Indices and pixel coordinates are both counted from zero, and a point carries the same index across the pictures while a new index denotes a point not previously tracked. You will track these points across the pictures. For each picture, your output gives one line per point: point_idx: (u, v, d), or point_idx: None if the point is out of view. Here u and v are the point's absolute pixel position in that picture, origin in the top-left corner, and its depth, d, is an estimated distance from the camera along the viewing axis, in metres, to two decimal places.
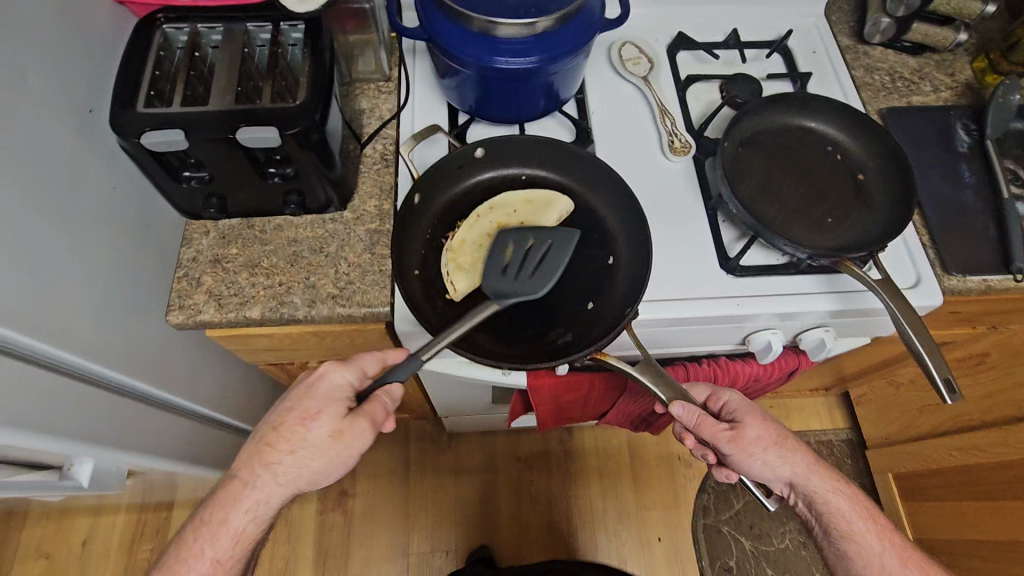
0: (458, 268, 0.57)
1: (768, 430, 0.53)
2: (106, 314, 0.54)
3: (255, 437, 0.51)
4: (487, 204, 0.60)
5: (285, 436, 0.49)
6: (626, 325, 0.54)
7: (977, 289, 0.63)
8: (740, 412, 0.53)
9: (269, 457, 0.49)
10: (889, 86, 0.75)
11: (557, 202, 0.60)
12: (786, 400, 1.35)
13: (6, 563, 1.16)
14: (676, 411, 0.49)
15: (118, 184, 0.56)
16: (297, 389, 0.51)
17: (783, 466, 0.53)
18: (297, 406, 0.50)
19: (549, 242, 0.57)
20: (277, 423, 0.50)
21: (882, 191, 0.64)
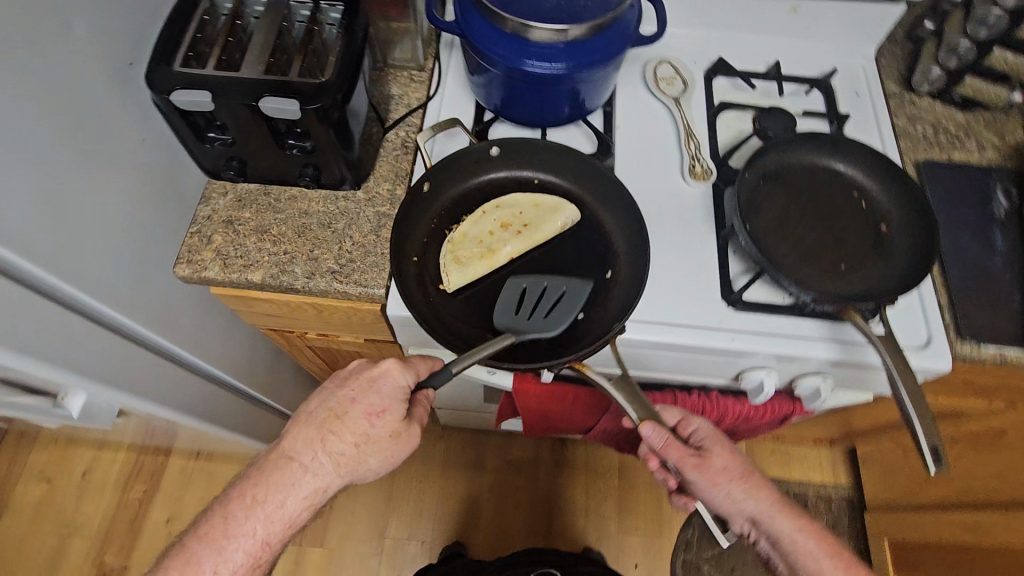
0: (455, 260, 0.58)
1: (734, 461, 0.51)
2: (120, 258, 0.57)
3: (313, 422, 0.52)
4: (494, 202, 0.62)
5: (351, 428, 0.52)
6: (611, 340, 0.54)
7: (991, 360, 0.60)
8: (708, 441, 0.52)
9: (333, 446, 0.52)
10: (930, 139, 0.72)
11: (564, 210, 0.60)
12: (789, 447, 1.31)
13: (10, 480, 1.23)
14: (646, 431, 0.47)
15: (149, 137, 0.59)
16: (360, 381, 0.53)
17: (747, 500, 0.51)
18: (362, 399, 0.53)
19: (564, 288, 0.56)
20: (340, 412, 0.52)
21: (902, 244, 0.62)
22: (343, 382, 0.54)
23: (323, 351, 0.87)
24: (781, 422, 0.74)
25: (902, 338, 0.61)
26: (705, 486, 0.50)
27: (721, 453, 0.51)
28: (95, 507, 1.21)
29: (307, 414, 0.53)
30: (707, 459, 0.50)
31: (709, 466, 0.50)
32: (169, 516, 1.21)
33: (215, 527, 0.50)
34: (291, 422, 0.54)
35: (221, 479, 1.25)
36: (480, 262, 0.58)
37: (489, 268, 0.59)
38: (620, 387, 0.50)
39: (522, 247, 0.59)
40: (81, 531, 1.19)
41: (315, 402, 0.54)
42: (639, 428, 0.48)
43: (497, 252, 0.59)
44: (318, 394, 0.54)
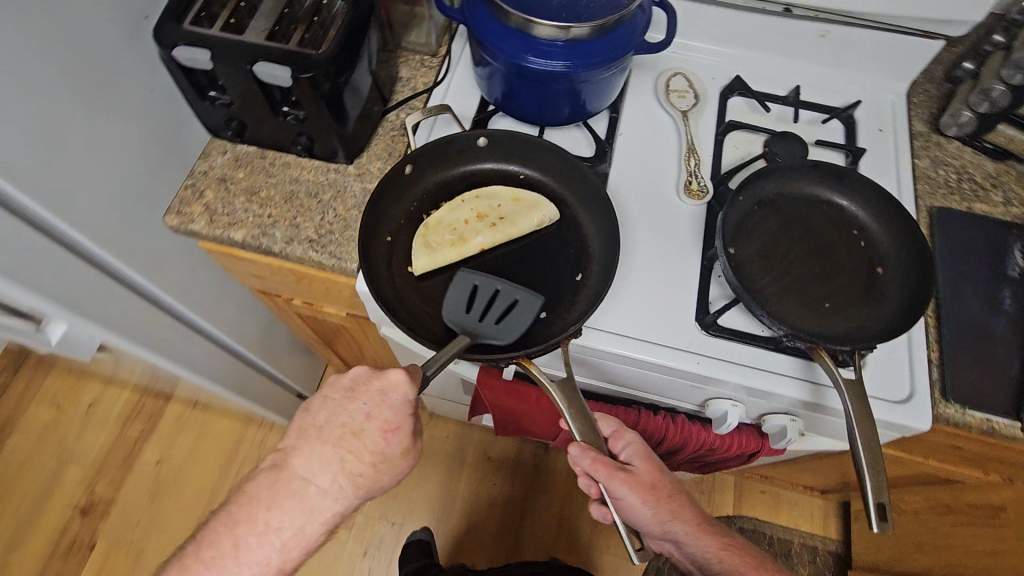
0: (425, 244, 0.59)
1: (658, 481, 0.53)
2: (116, 202, 0.60)
3: (327, 441, 0.52)
4: (474, 192, 0.63)
5: (368, 448, 0.52)
6: (563, 343, 0.53)
7: (977, 427, 0.57)
8: (636, 458, 0.54)
9: (351, 467, 0.52)
10: (952, 186, 0.68)
11: (542, 207, 0.61)
12: (780, 490, 1.26)
13: (23, 401, 1.30)
14: (577, 452, 0.48)
15: (158, 88, 0.62)
16: (371, 394, 0.53)
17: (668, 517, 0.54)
18: (375, 415, 0.53)
19: (515, 297, 0.54)
20: (353, 429, 0.52)
21: (896, 290, 0.58)
22: (350, 394, 0.54)
23: (311, 320, 0.89)
24: (749, 458, 0.71)
25: (873, 390, 0.58)
26: (631, 502, 0.52)
27: (647, 470, 0.54)
28: (94, 439, 1.28)
29: (317, 428, 0.53)
30: (634, 475, 0.52)
31: (635, 482, 0.52)
32: (160, 459, 1.26)
33: (225, 551, 0.50)
34: (300, 436, 0.53)
35: (213, 431, 1.29)
36: (449, 249, 0.59)
37: (458, 256, 0.59)
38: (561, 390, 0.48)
39: (493, 239, 0.60)
40: (78, 459, 1.26)
41: (324, 416, 0.53)
42: (570, 446, 0.48)
43: (468, 241, 0.60)
44: (326, 407, 0.54)
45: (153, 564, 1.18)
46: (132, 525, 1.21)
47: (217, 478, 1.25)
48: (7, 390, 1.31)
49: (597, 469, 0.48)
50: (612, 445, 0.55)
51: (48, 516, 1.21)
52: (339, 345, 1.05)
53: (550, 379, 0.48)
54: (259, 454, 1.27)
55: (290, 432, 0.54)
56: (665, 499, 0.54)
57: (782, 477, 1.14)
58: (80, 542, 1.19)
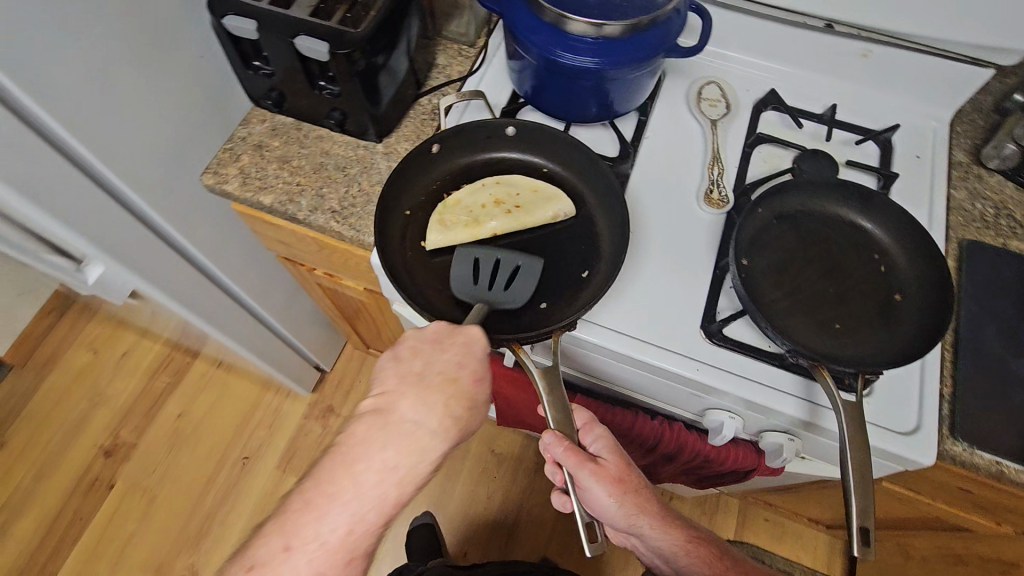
0: (440, 222, 0.62)
1: (627, 474, 0.54)
2: (159, 157, 0.64)
3: (427, 387, 0.50)
4: (496, 178, 0.65)
5: (465, 396, 0.51)
6: (559, 332, 0.54)
7: (984, 469, 0.54)
8: (606, 451, 0.55)
9: (451, 412, 0.51)
10: (988, 220, 0.66)
11: (559, 201, 0.62)
12: (784, 521, 1.23)
13: (65, 343, 1.38)
14: (552, 441, 0.48)
15: (208, 55, 0.66)
16: (456, 344, 0.51)
17: (635, 509, 0.55)
18: (467, 364, 0.50)
19: (518, 264, 0.56)
20: (449, 376, 0.50)
21: (911, 319, 0.57)
22: (439, 343, 0.51)
23: (332, 292, 0.92)
24: (745, 474, 0.71)
25: (874, 417, 0.56)
26: (597, 492, 0.53)
27: (615, 464, 0.54)
28: (124, 386, 1.35)
29: (414, 374, 0.51)
30: (603, 467, 0.53)
31: (604, 474, 0.52)
32: (181, 412, 1.33)
33: (343, 491, 0.49)
34: (398, 381, 0.51)
35: (233, 392, 1.35)
36: (462, 229, 0.61)
37: (470, 237, 0.61)
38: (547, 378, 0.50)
39: (507, 225, 0.62)
40: (108, 403, 1.33)
41: (419, 363, 0.51)
42: (546, 433, 0.49)
43: (481, 224, 0.62)
44: (418, 355, 0.51)
45: (164, 510, 1.24)
46: (149, 470, 1.27)
47: (232, 437, 1.31)
48: (52, 330, 1.39)
49: (570, 459, 0.48)
50: (581, 436, 0.55)
51: (75, 452, 1.28)
52: (358, 321, 1.08)
53: (536, 365, 0.50)
54: (273, 419, 1.32)
55: (385, 378, 0.51)
56: (631, 492, 0.55)
57: (788, 506, 1.11)
58: (101, 481, 1.26)
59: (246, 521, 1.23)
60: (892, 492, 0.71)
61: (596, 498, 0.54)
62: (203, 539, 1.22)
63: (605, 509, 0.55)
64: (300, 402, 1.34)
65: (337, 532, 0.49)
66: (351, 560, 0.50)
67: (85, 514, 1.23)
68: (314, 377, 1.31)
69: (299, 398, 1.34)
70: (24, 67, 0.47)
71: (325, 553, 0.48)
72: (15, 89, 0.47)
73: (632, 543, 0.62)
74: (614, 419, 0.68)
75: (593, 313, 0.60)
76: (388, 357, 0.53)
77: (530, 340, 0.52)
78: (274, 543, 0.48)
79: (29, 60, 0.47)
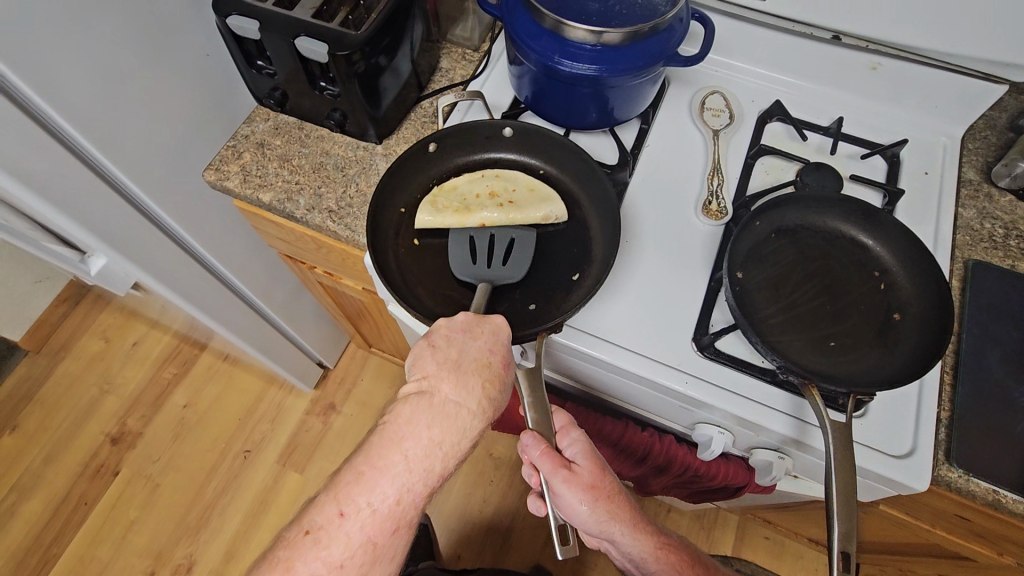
0: (432, 203, 0.62)
1: (603, 482, 0.54)
2: (164, 153, 0.65)
3: (466, 372, 0.47)
4: (496, 172, 0.65)
5: (499, 381, 0.48)
6: (547, 331, 0.54)
7: (980, 497, 0.53)
8: (581, 456, 0.55)
9: (490, 397, 0.47)
10: (996, 240, 0.64)
11: (552, 204, 0.62)
12: (785, 539, 1.20)
13: (79, 331, 1.42)
14: (528, 439, 0.50)
15: (214, 54, 0.67)
16: (486, 331, 0.50)
17: (608, 519, 0.55)
18: (498, 351, 0.49)
19: (512, 235, 0.61)
20: (483, 363, 0.48)
21: (910, 339, 0.55)
22: (470, 331, 0.49)
23: (333, 291, 0.93)
24: (737, 491, 0.70)
25: (868, 439, 0.54)
26: (568, 498, 0.52)
27: (589, 470, 0.54)
28: (133, 375, 1.37)
29: (450, 361, 0.47)
30: (576, 473, 0.52)
31: (576, 480, 0.52)
32: (187, 403, 1.35)
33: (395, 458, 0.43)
34: (437, 366, 0.47)
35: (238, 385, 1.37)
36: (452, 214, 0.61)
37: (458, 223, 0.61)
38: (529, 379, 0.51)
39: (497, 216, 0.62)
40: (117, 391, 1.36)
41: (454, 350, 0.48)
42: (523, 432, 0.50)
43: (471, 212, 0.62)
44: (451, 342, 0.48)
45: (166, 499, 1.26)
46: (154, 459, 1.29)
47: (235, 429, 1.32)
48: (67, 318, 1.43)
49: (544, 460, 0.49)
50: (559, 439, 0.56)
51: (83, 438, 1.31)
52: (360, 321, 1.09)
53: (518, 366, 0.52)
54: (276, 414, 1.34)
55: (422, 363, 0.47)
56: (604, 499, 0.54)
57: (787, 525, 1.09)
58: (106, 467, 1.29)
59: (245, 513, 1.25)
60: (890, 516, 0.69)
61: (567, 503, 0.53)
62: (202, 529, 1.23)
63: (576, 515, 0.54)
64: (302, 398, 1.35)
65: (388, 501, 0.42)
66: (398, 530, 0.43)
67: (90, 499, 1.26)
68: (317, 373, 1.32)
69: (302, 394, 1.35)
70: (31, 63, 0.48)
71: (377, 522, 0.42)
72: (21, 84, 0.48)
73: (608, 553, 0.61)
74: (603, 428, 0.67)
75: (584, 319, 0.59)
76: (420, 346, 0.48)
77: (518, 340, 0.52)
78: (326, 509, 0.42)
79: (36, 55, 0.49)
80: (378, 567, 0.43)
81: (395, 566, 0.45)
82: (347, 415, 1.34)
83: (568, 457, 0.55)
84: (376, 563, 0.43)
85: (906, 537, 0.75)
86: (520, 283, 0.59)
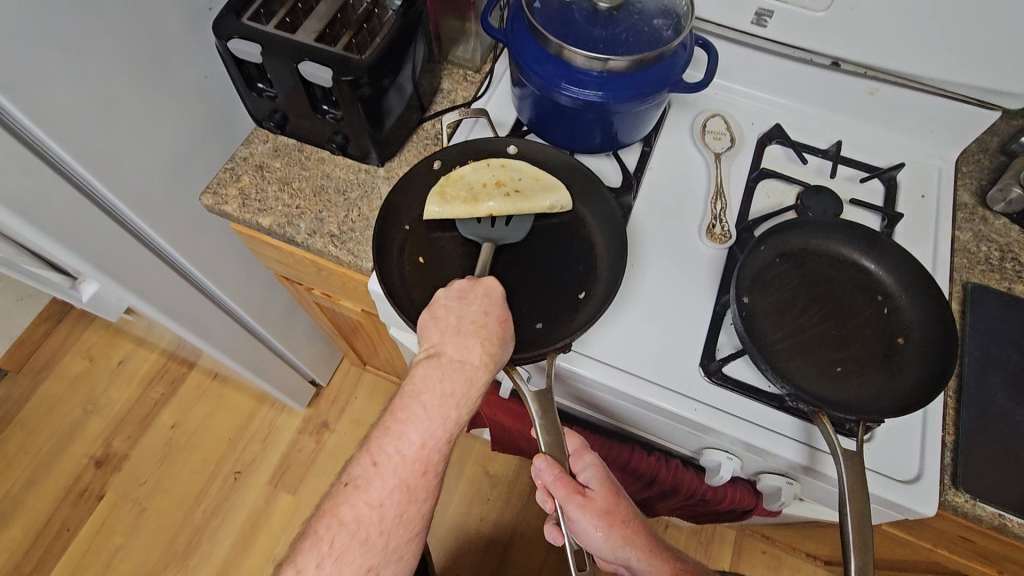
0: (440, 195, 0.62)
1: (617, 508, 0.53)
2: (159, 173, 0.64)
3: (465, 334, 0.49)
4: (501, 160, 0.65)
5: (500, 338, 0.50)
6: (554, 352, 0.54)
7: (986, 521, 0.53)
8: (595, 481, 0.54)
9: (492, 353, 0.49)
10: (993, 263, 0.65)
11: (557, 192, 0.63)
12: (782, 553, 1.20)
13: (61, 350, 1.37)
14: (540, 464, 0.49)
15: (213, 75, 0.66)
16: (479, 295, 0.51)
17: (623, 547, 0.54)
18: (493, 311, 0.51)
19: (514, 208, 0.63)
20: (481, 324, 0.50)
21: (916, 365, 0.56)
22: (464, 297, 0.51)
23: (329, 311, 0.92)
24: (743, 513, 0.70)
25: (876, 464, 0.54)
26: (582, 523, 0.52)
27: (603, 495, 0.53)
28: (118, 395, 1.34)
29: (451, 327, 0.50)
30: (590, 498, 0.52)
31: (591, 506, 0.51)
32: (174, 423, 1.31)
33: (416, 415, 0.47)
34: (441, 335, 0.50)
35: (228, 404, 1.34)
36: (460, 205, 0.61)
37: (467, 214, 0.61)
38: (540, 402, 0.51)
39: (504, 206, 0.61)
40: (101, 412, 1.32)
41: (453, 317, 0.50)
42: (535, 457, 0.49)
43: (479, 202, 0.61)
44: (450, 310, 0.51)
45: (153, 522, 1.23)
46: (140, 482, 1.26)
47: (224, 450, 1.29)
48: (48, 338, 1.38)
49: (557, 486, 0.48)
50: (572, 463, 0.55)
51: (66, 461, 1.27)
52: (354, 339, 1.08)
53: (530, 389, 0.51)
54: (268, 433, 1.31)
55: (427, 334, 0.50)
56: (618, 525, 0.53)
57: (786, 540, 1.09)
58: (90, 492, 1.25)
59: (235, 536, 1.22)
60: (895, 537, 0.69)
61: (582, 529, 0.53)
62: (191, 553, 1.20)
63: (591, 541, 0.54)
64: (294, 416, 1.33)
65: (413, 446, 0.46)
66: (427, 474, 0.47)
67: (73, 525, 1.22)
68: (310, 392, 1.30)
69: (294, 412, 1.33)
70: (28, 90, 0.47)
71: (407, 465, 0.46)
72: (14, 111, 0.47)
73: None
74: (610, 453, 0.66)
75: (590, 343, 0.59)
76: (424, 318, 0.51)
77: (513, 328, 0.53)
78: (362, 461, 0.47)
79: (32, 82, 0.47)
80: (412, 511, 0.47)
81: (429, 506, 0.48)
82: (341, 433, 1.32)
83: (582, 481, 0.54)
84: (411, 502, 0.47)
85: (908, 555, 0.76)
86: (526, 302, 0.58)
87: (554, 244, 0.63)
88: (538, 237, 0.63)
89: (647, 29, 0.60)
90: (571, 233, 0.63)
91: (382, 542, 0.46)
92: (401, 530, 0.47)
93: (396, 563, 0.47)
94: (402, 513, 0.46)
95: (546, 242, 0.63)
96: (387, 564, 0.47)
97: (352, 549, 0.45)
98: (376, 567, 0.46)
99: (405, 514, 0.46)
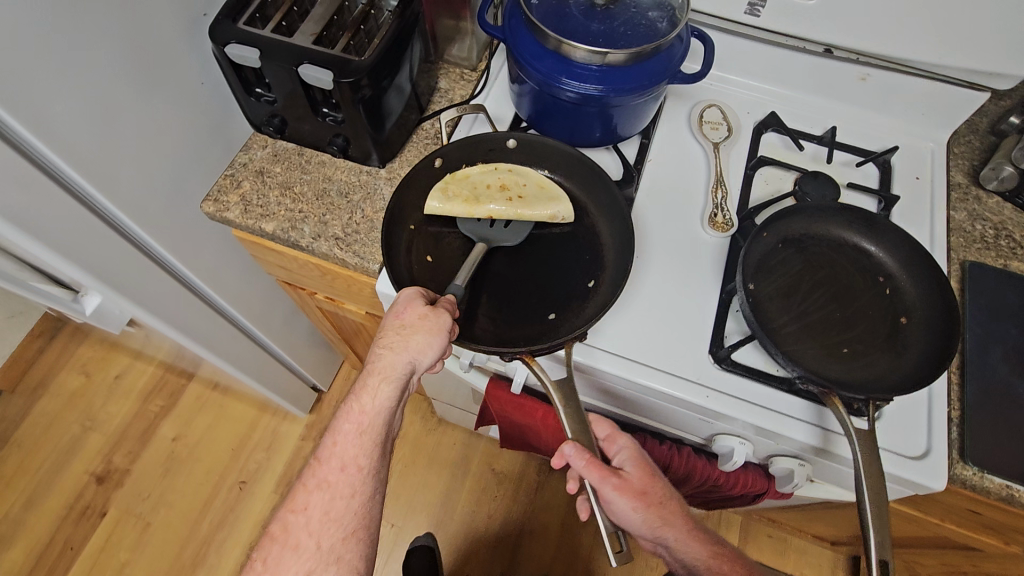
0: (442, 190, 0.62)
1: (652, 488, 0.54)
2: (158, 182, 0.63)
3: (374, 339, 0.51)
4: (509, 166, 0.66)
5: (398, 328, 0.50)
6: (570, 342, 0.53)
7: (994, 493, 0.54)
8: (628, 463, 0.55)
9: (388, 343, 0.50)
10: (988, 240, 0.67)
11: (559, 204, 0.62)
12: (788, 537, 1.22)
13: (57, 367, 1.36)
14: (568, 449, 0.49)
15: (209, 83, 0.66)
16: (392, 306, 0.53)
17: (661, 527, 0.54)
18: (398, 308, 0.51)
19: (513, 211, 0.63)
20: (386, 325, 0.51)
21: (920, 343, 0.57)
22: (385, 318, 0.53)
23: (332, 315, 0.91)
24: (755, 497, 0.71)
25: (887, 442, 0.55)
26: (619, 506, 0.52)
27: (638, 476, 0.54)
28: (117, 409, 1.32)
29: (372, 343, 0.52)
30: (625, 480, 0.52)
31: (625, 487, 0.52)
32: (176, 436, 1.30)
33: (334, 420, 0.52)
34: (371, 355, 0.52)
35: (229, 414, 1.33)
36: (460, 203, 0.61)
37: (466, 213, 0.61)
38: (561, 393, 0.51)
39: (504, 209, 0.61)
40: (100, 427, 1.30)
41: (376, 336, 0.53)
42: (562, 444, 0.50)
43: (480, 203, 0.61)
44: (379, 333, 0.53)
45: (158, 536, 1.21)
46: (142, 496, 1.25)
47: (226, 461, 1.28)
48: (43, 355, 1.36)
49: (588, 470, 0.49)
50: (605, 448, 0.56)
51: (66, 479, 1.25)
52: (357, 343, 1.07)
53: (550, 378, 0.51)
54: (271, 441, 1.31)
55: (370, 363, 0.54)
56: (655, 505, 0.53)
57: (793, 524, 1.11)
58: (92, 509, 1.23)
59: (241, 548, 1.21)
60: (904, 514, 0.70)
61: (619, 511, 0.53)
62: (198, 567, 1.19)
63: (629, 522, 0.54)
64: (297, 423, 1.32)
65: (345, 436, 0.51)
66: (347, 468, 0.50)
67: (76, 543, 1.20)
68: (312, 398, 1.29)
69: (297, 419, 1.32)
70: (24, 101, 0.46)
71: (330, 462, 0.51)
72: (14, 125, 0.47)
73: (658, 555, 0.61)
74: None
75: (601, 334, 0.59)
76: None
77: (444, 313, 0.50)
78: (348, 468, 0.50)
79: (29, 96, 0.47)
80: (339, 502, 0.50)
81: (360, 502, 0.51)
82: None
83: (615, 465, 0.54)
84: (337, 497, 0.50)
85: (915, 531, 0.77)
86: (535, 295, 0.59)
87: (559, 235, 0.63)
88: (542, 230, 0.64)
89: (643, 22, 0.60)
90: (574, 227, 0.64)
91: (313, 544, 0.49)
92: (331, 529, 0.50)
93: (337, 566, 0.49)
94: (329, 512, 0.50)
95: (550, 234, 0.63)
96: (327, 567, 0.49)
97: (286, 555, 0.49)
98: (316, 571, 0.49)
99: (331, 509, 0.50)
